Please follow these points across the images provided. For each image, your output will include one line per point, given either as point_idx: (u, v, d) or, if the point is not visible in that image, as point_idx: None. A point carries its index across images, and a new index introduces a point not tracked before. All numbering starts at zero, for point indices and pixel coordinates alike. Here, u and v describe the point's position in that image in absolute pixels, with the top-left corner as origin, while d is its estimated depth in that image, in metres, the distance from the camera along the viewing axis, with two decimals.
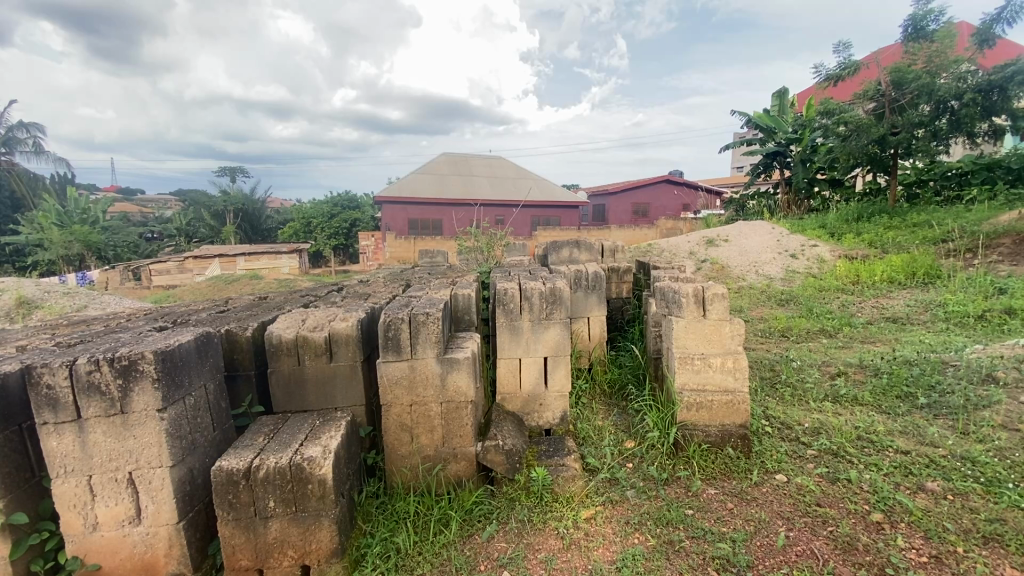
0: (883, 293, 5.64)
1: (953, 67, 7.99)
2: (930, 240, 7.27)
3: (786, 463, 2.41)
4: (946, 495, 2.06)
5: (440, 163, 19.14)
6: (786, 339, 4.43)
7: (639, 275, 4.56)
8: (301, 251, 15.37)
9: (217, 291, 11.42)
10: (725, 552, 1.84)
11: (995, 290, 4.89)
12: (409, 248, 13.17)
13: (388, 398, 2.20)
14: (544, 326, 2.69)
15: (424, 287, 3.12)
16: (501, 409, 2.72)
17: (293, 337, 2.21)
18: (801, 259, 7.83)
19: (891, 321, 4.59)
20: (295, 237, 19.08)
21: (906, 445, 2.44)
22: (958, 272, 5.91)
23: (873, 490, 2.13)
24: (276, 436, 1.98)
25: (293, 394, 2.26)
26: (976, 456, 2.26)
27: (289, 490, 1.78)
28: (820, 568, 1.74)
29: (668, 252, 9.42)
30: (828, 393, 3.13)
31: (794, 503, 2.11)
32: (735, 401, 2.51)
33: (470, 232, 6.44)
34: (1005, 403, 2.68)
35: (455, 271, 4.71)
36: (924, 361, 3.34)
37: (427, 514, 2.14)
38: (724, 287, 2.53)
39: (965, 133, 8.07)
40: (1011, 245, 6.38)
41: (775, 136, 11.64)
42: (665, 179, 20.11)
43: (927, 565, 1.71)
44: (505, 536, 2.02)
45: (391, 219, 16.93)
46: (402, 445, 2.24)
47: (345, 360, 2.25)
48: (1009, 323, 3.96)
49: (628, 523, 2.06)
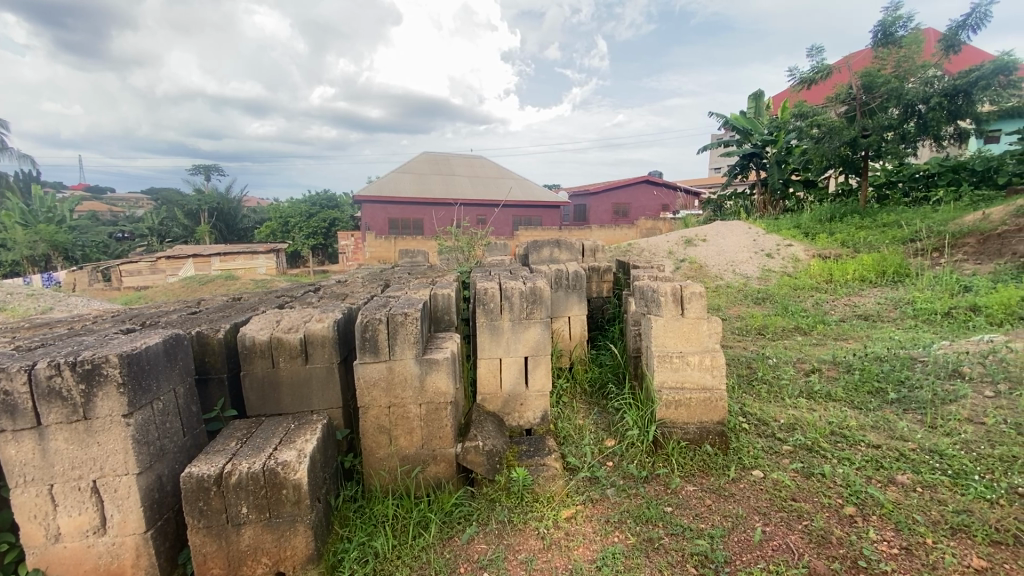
0: (854, 291, 5.80)
1: (920, 72, 8.25)
2: (898, 240, 7.49)
3: (762, 459, 2.45)
4: (915, 488, 2.12)
5: (420, 162, 18.99)
6: (761, 337, 4.50)
7: (619, 275, 4.59)
8: (278, 251, 15.05)
9: (191, 292, 11.14)
10: (703, 549, 1.86)
11: (961, 288, 5.05)
12: (389, 248, 13.05)
13: (366, 399, 2.16)
14: (525, 326, 2.68)
15: (402, 287, 3.08)
16: (480, 409, 2.70)
17: (267, 338, 2.16)
18: (776, 258, 7.99)
19: (863, 319, 4.71)
20: (272, 236, 18.72)
21: (878, 439, 2.50)
22: (925, 271, 6.09)
23: (847, 483, 2.18)
24: (249, 440, 1.92)
25: (267, 397, 2.20)
26: (943, 449, 2.33)
27: (263, 496, 1.73)
28: (795, 562, 1.77)
29: (648, 252, 9.49)
30: (803, 390, 3.18)
31: (771, 499, 2.14)
32: (711, 399, 2.54)
33: (450, 231, 6.38)
34: (970, 397, 2.78)
35: (435, 271, 4.68)
36: (894, 357, 3.43)
37: (406, 517, 2.11)
38: (701, 286, 2.56)
39: (932, 136, 8.36)
40: (975, 245, 6.61)
41: (750, 137, 11.89)
42: (645, 179, 20.35)
43: (897, 557, 1.76)
44: (485, 538, 2.00)
45: (371, 220, 16.75)
46: (380, 447, 2.20)
47: (321, 361, 2.21)
48: (973, 320, 4.09)
49: (608, 522, 2.07)
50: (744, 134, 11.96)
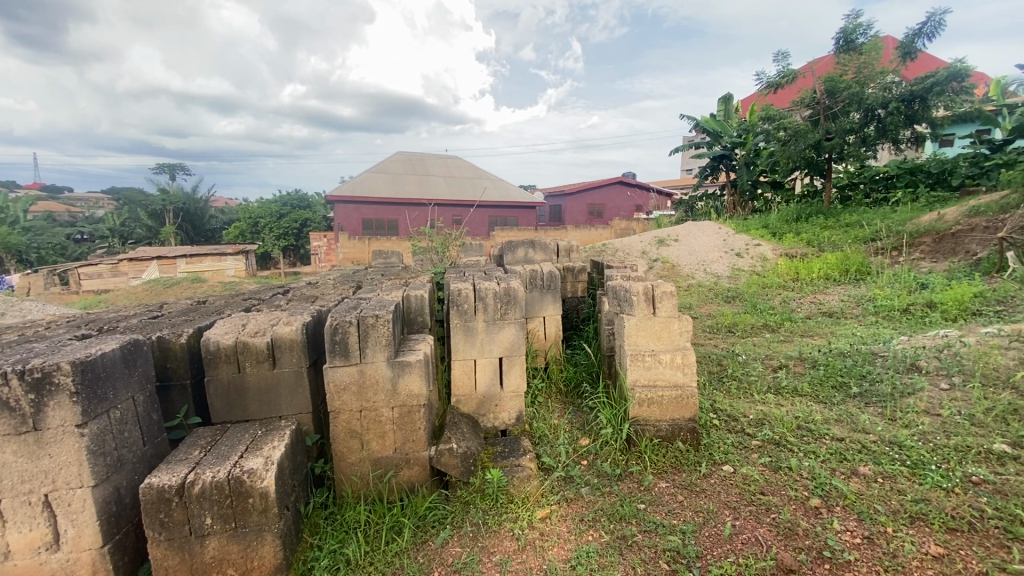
0: (819, 288, 5.99)
1: (879, 77, 8.58)
2: (860, 240, 7.77)
3: (732, 454, 2.50)
4: (876, 478, 2.19)
5: (394, 162, 18.77)
6: (731, 334, 4.61)
7: (593, 275, 4.64)
8: (248, 253, 14.65)
9: (154, 296, 10.75)
10: (675, 545, 1.88)
11: (918, 286, 5.26)
12: (363, 249, 12.89)
13: (336, 404, 2.11)
14: (499, 326, 2.68)
15: (374, 288, 3.04)
16: (455, 411, 2.68)
17: (232, 343, 2.10)
18: (745, 258, 8.18)
19: (828, 316, 4.87)
20: (241, 237, 18.23)
21: (841, 432, 2.59)
22: (886, 269, 6.33)
23: (812, 476, 2.24)
24: (213, 448, 1.86)
25: (233, 403, 2.14)
26: (902, 440, 2.42)
27: (228, 506, 1.68)
28: (764, 555, 1.81)
29: (622, 252, 9.61)
30: (771, 385, 3.27)
31: (741, 493, 2.19)
32: (683, 396, 2.58)
33: (425, 232, 6.32)
34: (927, 390, 2.90)
35: (409, 272, 4.64)
36: (856, 352, 3.56)
37: (379, 523, 2.08)
38: (673, 285, 2.61)
39: (891, 139, 8.69)
40: (931, 244, 6.90)
41: (720, 140, 12.17)
42: (619, 180, 20.60)
43: (859, 546, 1.82)
44: (460, 541, 1.99)
45: (344, 220, 16.49)
46: (351, 452, 2.16)
47: (290, 366, 2.15)
48: (929, 316, 4.28)
49: (582, 520, 2.08)
50: (714, 136, 12.23)
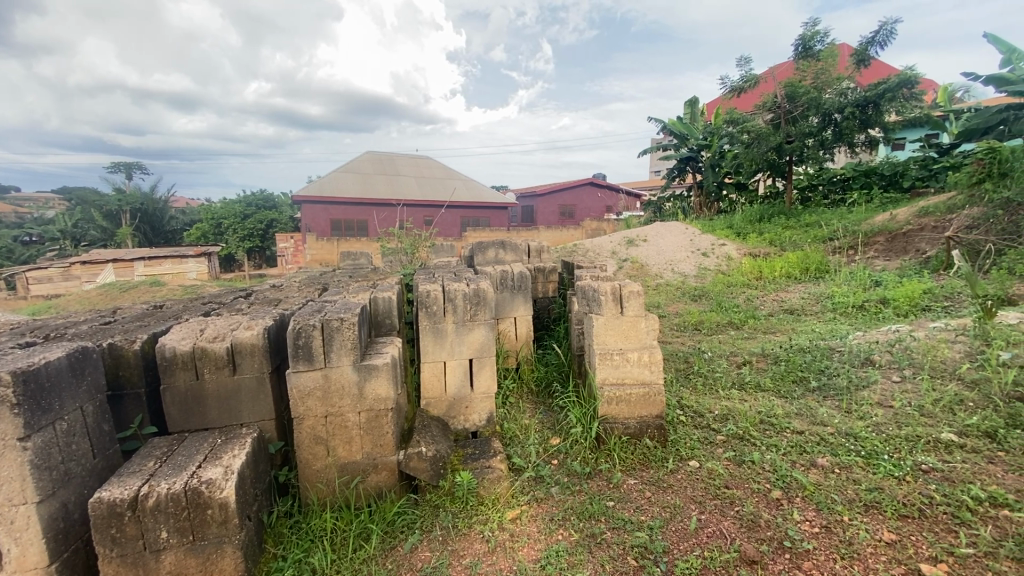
0: (781, 286, 6.19)
1: (835, 83, 8.92)
2: (819, 240, 8.07)
3: (698, 449, 2.56)
4: (834, 469, 2.28)
5: (363, 161, 18.46)
6: (698, 332, 4.72)
7: (564, 275, 4.68)
8: (210, 255, 14.16)
9: (109, 301, 10.27)
10: (643, 541, 1.91)
11: (872, 283, 5.50)
12: (331, 250, 12.66)
13: (301, 409, 2.06)
14: (468, 328, 2.66)
15: (341, 290, 2.98)
16: (425, 414, 2.65)
17: (190, 349, 2.02)
18: (711, 257, 8.38)
19: (789, 313, 5.04)
20: (204, 239, 17.63)
21: (801, 425, 2.68)
22: (843, 267, 6.59)
23: (774, 469, 2.31)
24: (169, 458, 1.79)
25: (190, 411, 2.06)
26: (858, 432, 2.53)
27: (184, 518, 1.61)
28: (727, 547, 1.85)
29: (593, 252, 9.73)
30: (735, 381, 3.36)
31: (706, 487, 2.24)
32: (651, 393, 2.62)
33: (394, 232, 6.25)
34: (880, 382, 3.03)
35: (377, 273, 4.58)
36: (815, 347, 3.69)
37: (345, 530, 2.04)
38: (639, 285, 2.65)
39: (847, 142, 9.06)
40: (885, 243, 7.22)
41: (687, 142, 12.44)
42: (590, 180, 20.83)
43: (818, 534, 1.88)
44: (429, 545, 1.97)
45: (311, 221, 16.13)
46: (317, 458, 2.11)
47: (251, 371, 2.09)
48: (883, 312, 4.48)
49: (552, 520, 2.09)
50: (681, 138, 12.51)
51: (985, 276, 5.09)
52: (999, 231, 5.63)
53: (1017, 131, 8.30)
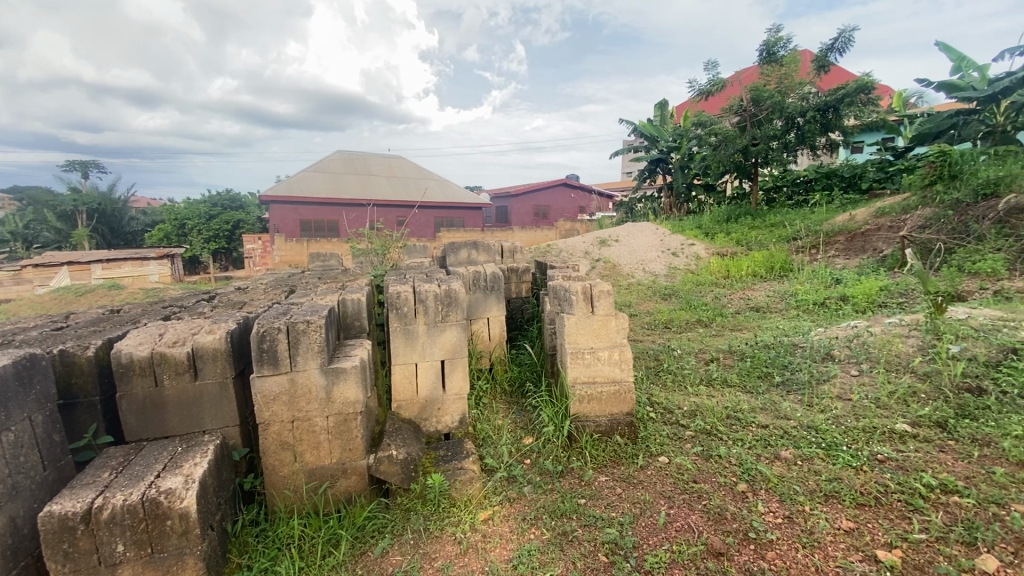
0: (748, 285, 6.37)
1: (798, 88, 9.20)
2: (783, 239, 8.33)
3: (667, 445, 2.60)
4: (796, 461, 2.36)
5: (333, 160, 18.12)
6: (668, 330, 4.81)
7: (537, 275, 4.71)
8: (173, 257, 13.67)
9: (64, 306, 9.79)
10: (613, 537, 1.93)
11: (833, 281, 5.71)
12: (301, 251, 12.40)
13: (266, 415, 2.01)
14: (440, 329, 2.65)
15: (308, 292, 2.92)
16: (396, 417, 2.62)
17: (148, 355, 1.95)
18: (681, 257, 8.56)
19: (756, 310, 5.19)
20: (166, 241, 17.00)
21: (765, 419, 2.76)
22: (805, 265, 6.83)
23: (739, 462, 2.37)
24: (125, 469, 1.72)
25: (149, 419, 1.99)
26: (818, 425, 2.62)
27: (142, 530, 1.56)
28: (695, 541, 1.89)
29: (566, 252, 9.81)
30: (703, 377, 3.44)
31: (675, 482, 2.28)
32: (621, 391, 2.66)
33: (364, 233, 6.16)
34: (839, 376, 3.15)
35: (348, 275, 4.52)
36: (779, 344, 3.81)
37: (314, 537, 2.00)
38: (610, 284, 2.68)
39: (809, 145, 9.36)
40: (845, 242, 7.51)
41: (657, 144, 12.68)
42: (563, 181, 20.99)
43: (780, 525, 1.94)
44: (400, 549, 1.94)
45: (280, 221, 15.74)
46: (283, 465, 2.07)
47: (213, 377, 2.03)
48: (843, 309, 4.65)
49: (524, 519, 2.09)
50: (651, 140, 12.73)
51: (937, 273, 5.36)
52: (950, 230, 5.91)
53: (965, 136, 8.80)
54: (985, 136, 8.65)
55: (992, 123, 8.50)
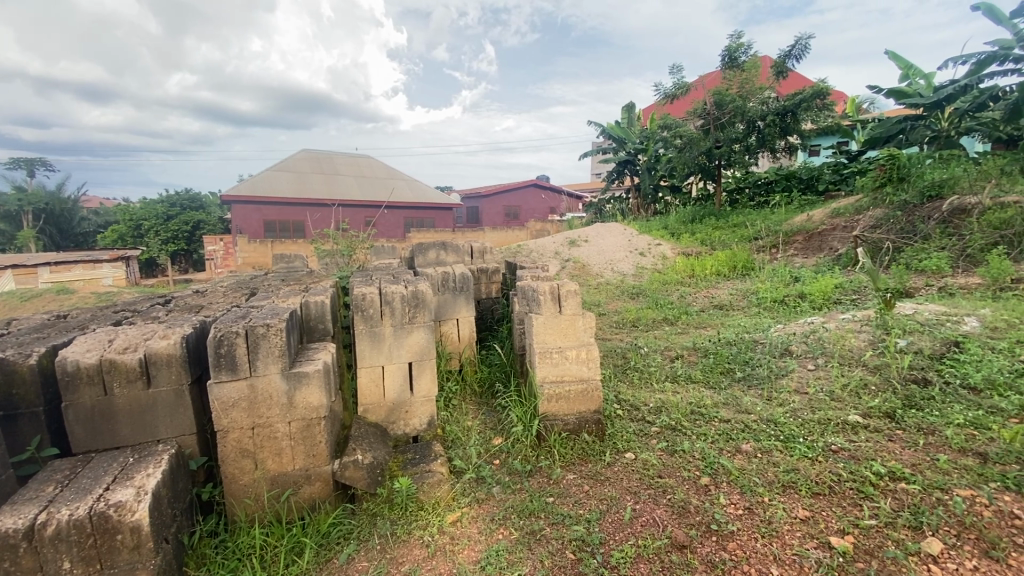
0: (712, 284, 6.54)
1: (758, 93, 9.50)
2: (745, 239, 8.59)
3: (633, 441, 2.65)
4: (756, 454, 2.43)
5: (298, 159, 17.69)
6: (636, 328, 4.90)
7: (507, 275, 4.71)
8: (129, 259, 13.09)
9: (7, 312, 9.24)
10: (581, 534, 1.96)
11: (792, 279, 5.92)
12: (264, 252, 12.07)
13: (224, 422, 1.95)
14: (407, 330, 2.63)
15: (270, 295, 2.84)
16: (362, 421, 2.58)
17: (96, 362, 1.86)
18: (648, 257, 8.72)
19: (719, 308, 5.34)
20: (120, 242, 16.26)
21: (727, 414, 2.85)
22: (766, 264, 7.06)
23: (702, 457, 2.44)
24: (72, 482, 1.64)
25: (98, 430, 1.90)
26: (777, 418, 2.71)
27: (90, 546, 1.49)
28: (660, 535, 1.94)
29: (537, 252, 9.86)
30: (668, 374, 3.52)
31: (641, 478, 2.32)
32: (588, 389, 2.69)
33: (330, 234, 6.04)
34: (796, 371, 3.28)
35: (312, 277, 4.42)
36: (740, 340, 3.93)
37: (276, 545, 1.95)
38: (576, 284, 2.71)
39: (769, 148, 9.68)
40: (802, 242, 7.81)
41: (625, 146, 12.88)
42: (533, 182, 21.09)
43: (741, 516, 2.01)
44: (367, 555, 1.92)
45: (243, 222, 15.26)
46: (244, 473, 2.01)
47: (167, 384, 1.95)
48: (801, 305, 4.84)
49: (492, 520, 2.10)
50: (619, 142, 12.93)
51: (886, 270, 5.63)
52: (899, 230, 6.22)
53: (914, 140, 9.25)
54: (931, 140, 9.13)
55: (938, 128, 8.98)
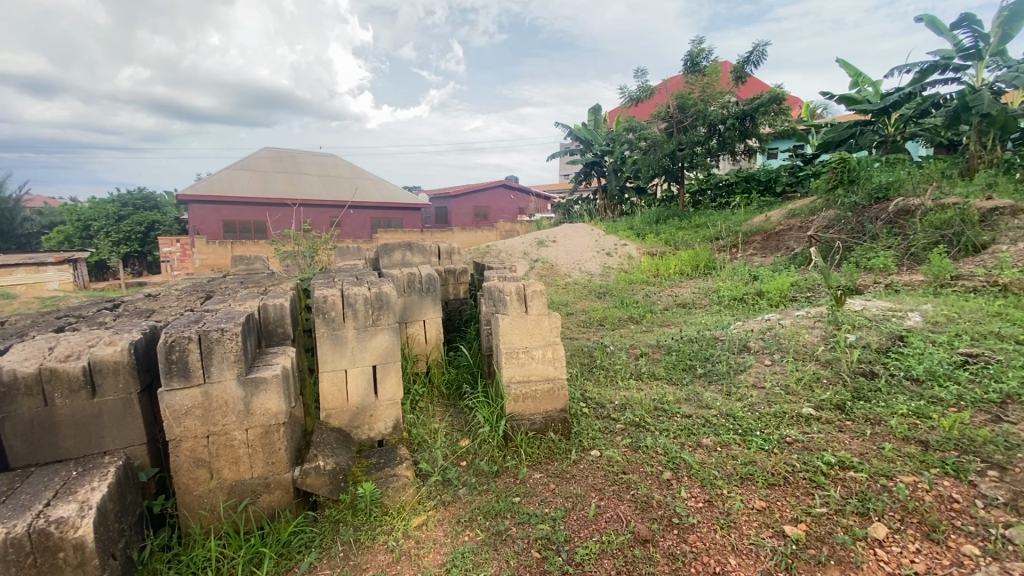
0: (675, 283, 6.69)
1: (719, 97, 9.78)
2: (707, 239, 8.83)
3: (598, 439, 2.69)
4: (716, 448, 2.51)
5: (260, 158, 17.15)
6: (602, 327, 4.97)
7: (475, 276, 4.70)
8: (76, 262, 12.41)
9: None
10: (546, 532, 1.97)
11: (751, 278, 6.11)
12: (224, 254, 11.67)
13: (176, 431, 1.88)
14: (371, 333, 2.59)
15: (228, 298, 2.75)
16: (324, 426, 2.52)
17: (34, 371, 1.76)
18: (614, 257, 8.87)
19: (682, 307, 5.47)
20: (67, 243, 15.41)
21: (689, 410, 2.92)
22: (726, 263, 7.28)
23: (665, 452, 2.50)
24: (8, 498, 1.54)
25: (38, 443, 1.80)
26: (736, 412, 2.81)
27: (29, 566, 1.41)
28: (623, 530, 1.97)
29: (505, 253, 9.86)
30: (633, 372, 3.59)
31: (606, 475, 2.36)
32: (554, 388, 2.71)
33: (291, 235, 5.88)
34: (754, 366, 3.39)
35: (273, 279, 4.30)
36: (702, 338, 4.03)
37: (234, 557, 1.89)
38: (541, 284, 2.73)
39: (729, 151, 9.97)
40: (760, 241, 8.09)
41: (592, 147, 13.05)
42: (502, 182, 21.10)
43: (701, 508, 2.07)
44: (329, 563, 1.88)
45: (201, 222, 14.72)
46: (198, 483, 1.94)
47: (114, 393, 1.86)
48: (759, 303, 5.01)
49: (459, 522, 2.09)
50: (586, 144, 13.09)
51: (838, 269, 5.89)
52: (850, 230, 6.52)
53: (863, 145, 9.73)
54: (879, 145, 9.64)
55: (885, 133, 9.47)
